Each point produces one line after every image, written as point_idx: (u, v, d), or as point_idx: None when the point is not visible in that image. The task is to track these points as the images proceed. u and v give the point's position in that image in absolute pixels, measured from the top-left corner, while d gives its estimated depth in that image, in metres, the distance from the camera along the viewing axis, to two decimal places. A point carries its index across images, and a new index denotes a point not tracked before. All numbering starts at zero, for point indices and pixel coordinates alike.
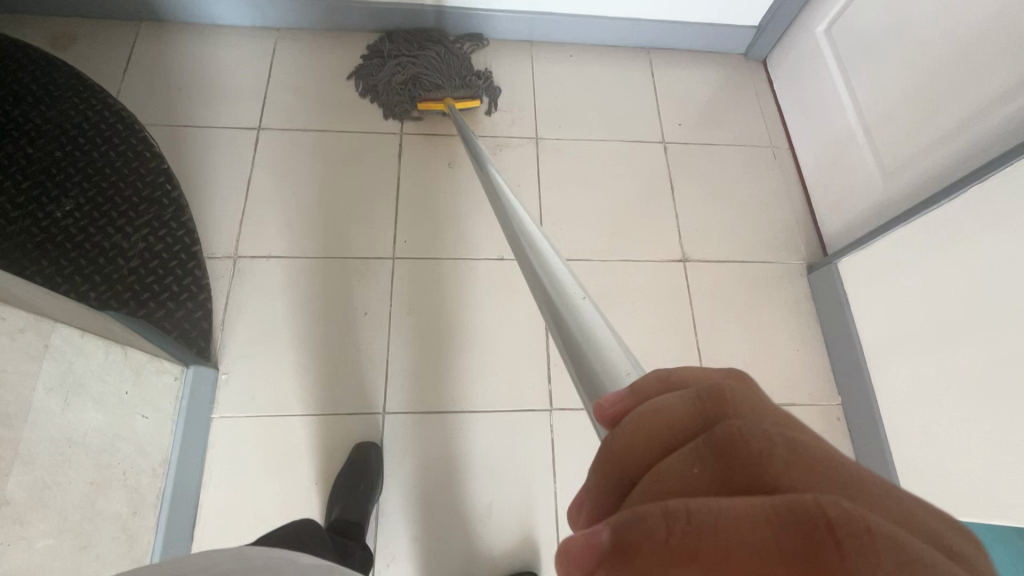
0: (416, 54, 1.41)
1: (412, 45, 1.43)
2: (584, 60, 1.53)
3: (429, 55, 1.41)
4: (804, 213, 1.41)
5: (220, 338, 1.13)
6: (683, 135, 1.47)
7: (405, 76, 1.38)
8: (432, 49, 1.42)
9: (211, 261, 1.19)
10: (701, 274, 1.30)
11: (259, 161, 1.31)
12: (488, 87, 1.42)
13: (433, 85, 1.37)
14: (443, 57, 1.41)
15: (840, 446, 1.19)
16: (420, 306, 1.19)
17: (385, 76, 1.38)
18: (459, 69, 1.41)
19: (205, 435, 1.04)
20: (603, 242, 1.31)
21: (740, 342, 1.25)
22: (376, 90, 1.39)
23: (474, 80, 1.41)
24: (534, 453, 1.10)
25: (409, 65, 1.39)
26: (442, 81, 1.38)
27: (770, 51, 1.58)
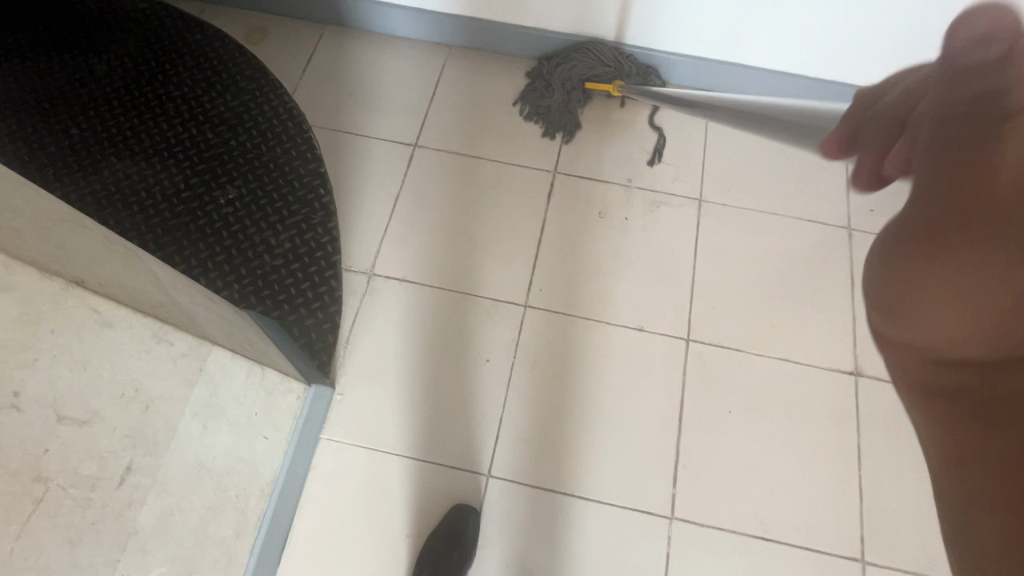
0: (580, 56, 1.32)
1: (576, 53, 1.33)
2: (767, 121, 1.37)
3: (595, 57, 1.31)
4: None
5: (342, 355, 1.12)
6: (874, 223, 1.26)
7: (572, 88, 1.33)
8: (579, 50, 1.32)
9: (348, 274, 1.20)
10: (875, 396, 1.09)
11: (410, 180, 1.29)
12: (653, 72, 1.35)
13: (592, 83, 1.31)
14: (592, 53, 1.32)
15: None
16: (544, 364, 1.10)
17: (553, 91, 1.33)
18: (625, 63, 1.32)
19: (310, 456, 1.02)
20: (760, 333, 1.14)
21: (917, 490, 1.02)
22: (543, 108, 1.34)
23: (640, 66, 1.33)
24: (643, 563, 0.97)
25: (575, 72, 1.32)
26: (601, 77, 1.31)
27: None
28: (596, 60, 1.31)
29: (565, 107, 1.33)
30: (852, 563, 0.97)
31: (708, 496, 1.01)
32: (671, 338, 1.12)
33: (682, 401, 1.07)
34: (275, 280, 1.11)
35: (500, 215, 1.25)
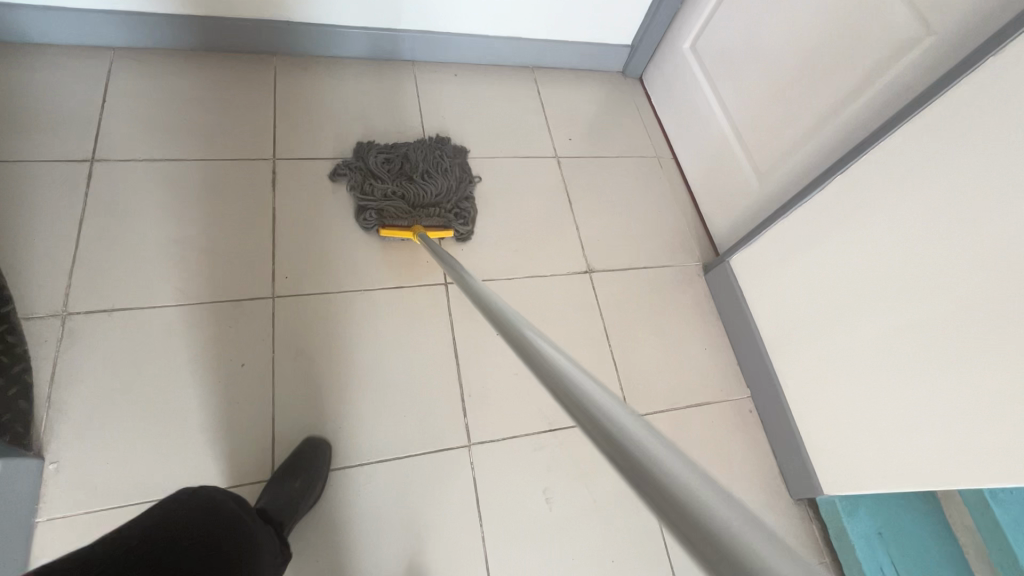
0: (415, 170, 1.23)
1: (410, 158, 1.24)
2: (470, 79, 1.50)
3: (433, 147, 1.27)
4: (694, 217, 1.46)
5: (46, 419, 0.90)
6: (574, 149, 1.48)
7: (385, 194, 1.18)
8: (423, 159, 1.25)
9: (30, 323, 0.96)
10: (607, 284, 1.29)
11: (95, 199, 1.09)
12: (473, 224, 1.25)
13: (401, 209, 1.18)
14: (434, 161, 1.25)
15: (754, 435, 1.21)
16: (311, 348, 1.05)
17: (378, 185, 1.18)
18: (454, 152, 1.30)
19: (26, 547, 0.81)
20: (507, 261, 1.25)
21: (653, 346, 1.24)
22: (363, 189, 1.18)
23: (465, 206, 1.23)
24: (456, 494, 1.00)
25: (401, 185, 1.20)
26: (411, 206, 1.18)
27: (644, 69, 1.66)
28: (423, 180, 1.21)
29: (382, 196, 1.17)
30: None
31: (498, 413, 1.08)
32: (432, 289, 1.17)
33: (455, 339, 1.13)
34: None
35: (223, 214, 1.14)
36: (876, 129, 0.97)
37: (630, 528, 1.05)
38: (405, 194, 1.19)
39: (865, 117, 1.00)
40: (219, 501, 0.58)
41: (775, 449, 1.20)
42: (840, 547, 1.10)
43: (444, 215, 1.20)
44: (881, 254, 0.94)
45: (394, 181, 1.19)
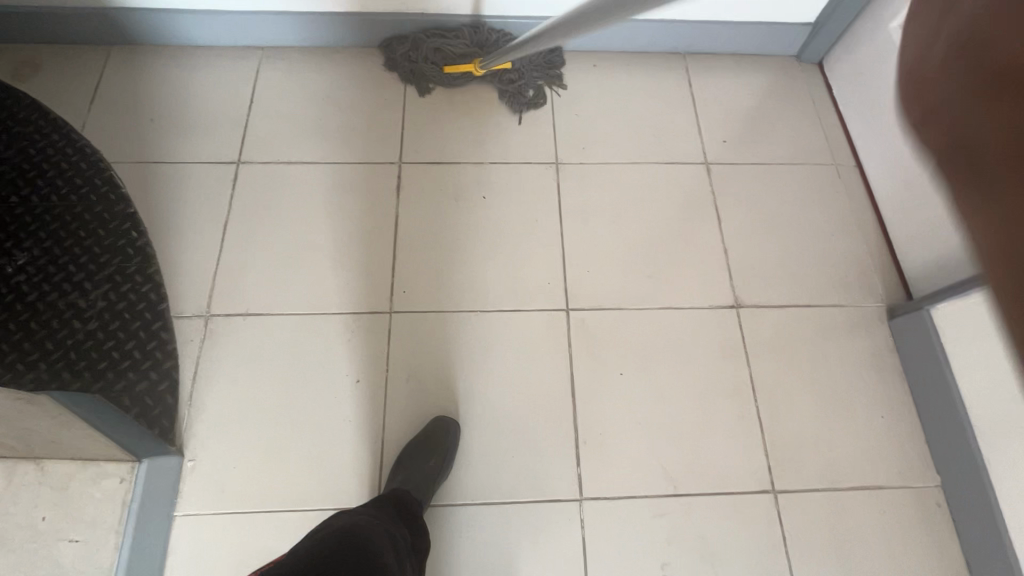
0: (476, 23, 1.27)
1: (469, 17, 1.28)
2: (609, 70, 1.33)
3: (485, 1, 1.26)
4: (880, 243, 1.17)
5: (187, 416, 0.96)
6: (728, 154, 1.25)
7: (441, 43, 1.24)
8: (476, 15, 1.26)
9: (179, 321, 1.02)
10: (757, 323, 1.08)
11: (238, 201, 1.14)
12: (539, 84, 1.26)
13: (455, 51, 1.24)
14: (496, 45, 1.26)
15: (943, 538, 0.95)
16: (423, 370, 1.01)
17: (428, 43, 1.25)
18: (555, 56, 1.29)
19: (165, 539, 0.88)
20: (637, 288, 1.10)
21: (810, 407, 1.02)
22: (415, 47, 1.25)
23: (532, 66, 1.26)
24: (562, 552, 0.91)
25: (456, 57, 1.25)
26: (465, 44, 1.24)
27: (826, 53, 1.35)
28: (479, 38, 1.25)
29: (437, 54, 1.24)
30: (763, 496, 0.95)
31: (614, 466, 0.96)
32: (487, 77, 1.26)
33: (571, 374, 1.02)
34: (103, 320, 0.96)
35: (348, 220, 1.13)
36: None
37: None
38: (463, 43, 1.24)
39: None
40: (377, 548, 0.69)
41: (974, 562, 0.93)
42: None
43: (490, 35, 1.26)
44: None
45: (443, 37, 1.25)
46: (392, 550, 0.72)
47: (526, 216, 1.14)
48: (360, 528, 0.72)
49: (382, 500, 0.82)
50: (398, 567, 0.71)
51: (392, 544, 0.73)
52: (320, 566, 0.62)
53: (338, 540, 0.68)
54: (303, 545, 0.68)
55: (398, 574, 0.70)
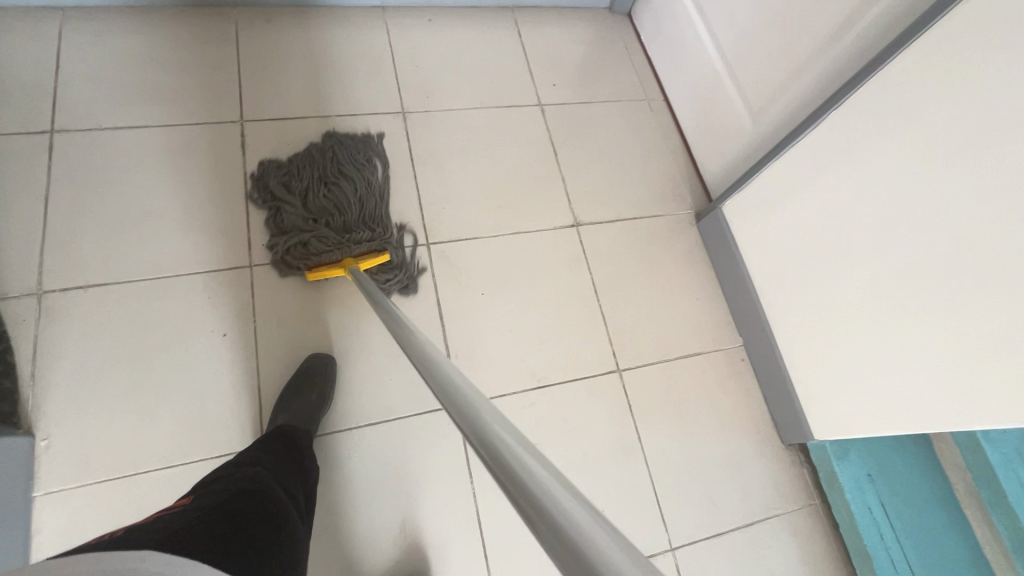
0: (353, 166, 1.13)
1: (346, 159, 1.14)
2: (445, 24, 1.41)
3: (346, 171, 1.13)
4: (686, 162, 1.40)
5: (32, 397, 0.90)
6: (559, 95, 1.40)
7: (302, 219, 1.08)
8: (338, 184, 1.12)
9: (5, 303, 0.95)
10: (595, 237, 1.25)
11: (58, 172, 1.06)
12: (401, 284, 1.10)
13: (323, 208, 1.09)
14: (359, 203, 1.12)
15: (746, 384, 1.21)
16: (292, 317, 1.04)
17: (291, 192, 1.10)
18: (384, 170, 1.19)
19: (27, 520, 0.84)
20: (489, 219, 1.21)
21: (642, 300, 1.22)
22: (277, 196, 1.10)
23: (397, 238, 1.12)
24: (446, 454, 1.01)
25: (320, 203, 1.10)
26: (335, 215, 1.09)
27: (632, 4, 1.55)
28: (349, 200, 1.11)
29: (298, 201, 1.09)
30: (611, 376, 1.13)
31: (485, 373, 1.08)
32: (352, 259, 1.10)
33: (438, 301, 1.11)
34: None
35: (192, 182, 1.10)
36: (874, 58, 0.89)
37: (620, 480, 1.07)
38: (327, 207, 1.09)
39: (861, 47, 0.93)
40: (273, 491, 0.71)
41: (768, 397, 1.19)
42: (831, 490, 1.12)
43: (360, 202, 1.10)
44: (870, 203, 0.91)
45: (309, 176, 1.11)
46: (281, 488, 0.75)
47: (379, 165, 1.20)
48: (248, 471, 0.72)
49: (269, 443, 0.83)
50: (293, 506, 0.74)
51: (281, 482, 0.76)
52: (215, 503, 0.63)
53: (234, 487, 0.67)
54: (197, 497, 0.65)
55: (294, 511, 0.73)
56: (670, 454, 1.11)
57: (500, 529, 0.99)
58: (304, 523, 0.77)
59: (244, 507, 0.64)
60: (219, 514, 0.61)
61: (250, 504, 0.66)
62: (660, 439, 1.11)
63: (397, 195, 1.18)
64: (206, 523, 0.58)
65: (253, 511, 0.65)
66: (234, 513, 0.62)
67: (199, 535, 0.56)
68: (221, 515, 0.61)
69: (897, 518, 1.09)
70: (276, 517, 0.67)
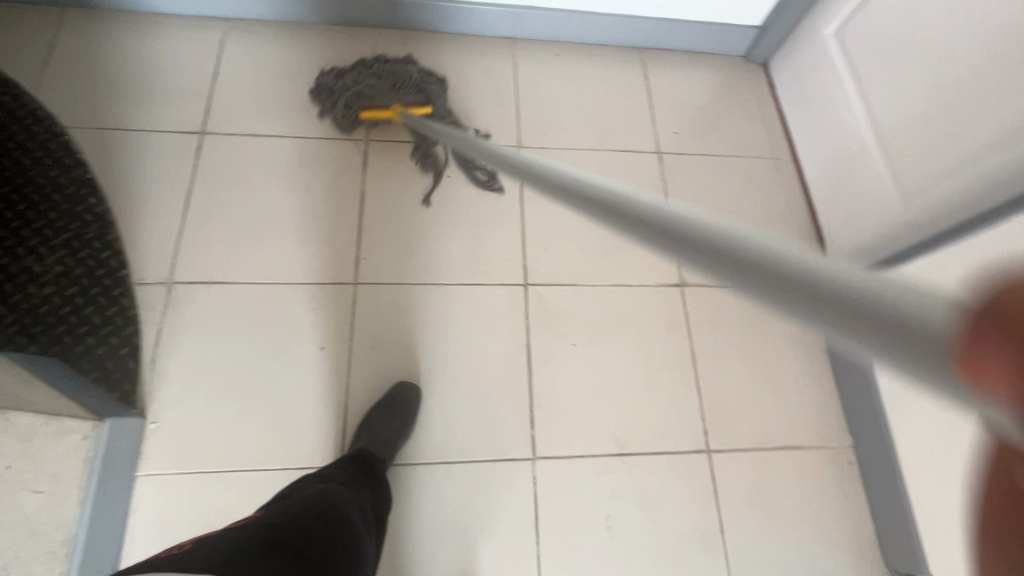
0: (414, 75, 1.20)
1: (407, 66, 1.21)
2: (571, 61, 1.39)
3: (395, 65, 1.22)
4: (811, 231, 1.28)
5: (149, 379, 0.97)
6: (679, 144, 1.34)
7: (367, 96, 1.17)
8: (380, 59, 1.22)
9: (140, 287, 1.03)
10: (699, 300, 1.17)
11: (202, 170, 1.14)
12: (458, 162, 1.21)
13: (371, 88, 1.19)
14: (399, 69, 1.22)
15: (851, 491, 1.08)
16: (385, 338, 1.05)
17: (355, 77, 1.20)
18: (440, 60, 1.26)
19: (127, 497, 0.90)
20: (591, 265, 1.17)
21: (742, 376, 1.12)
22: (344, 81, 1.21)
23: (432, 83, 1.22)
24: (514, 507, 0.98)
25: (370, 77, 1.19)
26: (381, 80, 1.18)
27: (771, 55, 1.45)
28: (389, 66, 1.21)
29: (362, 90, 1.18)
30: (698, 455, 1.05)
31: (565, 428, 1.03)
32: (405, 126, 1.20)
33: (528, 345, 1.08)
34: (14, 228, 0.83)
35: (314, 193, 1.15)
36: None
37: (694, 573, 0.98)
38: (391, 99, 1.18)
39: None
40: (345, 510, 0.72)
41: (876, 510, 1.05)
42: None
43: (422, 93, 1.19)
44: None
45: (375, 69, 1.20)
46: (356, 509, 0.75)
47: (488, 197, 1.20)
48: (321, 487, 0.74)
49: (348, 462, 0.85)
50: (365, 527, 0.74)
51: (357, 503, 0.76)
52: (284, 518, 0.64)
53: (305, 502, 0.69)
54: (272, 509, 0.68)
55: (366, 532, 0.73)
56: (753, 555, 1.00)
57: None
58: (376, 545, 0.77)
59: (313, 525, 0.65)
60: (286, 529, 0.63)
61: (320, 521, 0.66)
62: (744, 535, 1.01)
63: (502, 229, 1.17)
64: (273, 540, 0.60)
65: (322, 530, 0.65)
66: (302, 530, 0.64)
67: (266, 555, 0.57)
68: (287, 533, 0.62)
69: None
70: (345, 536, 0.67)
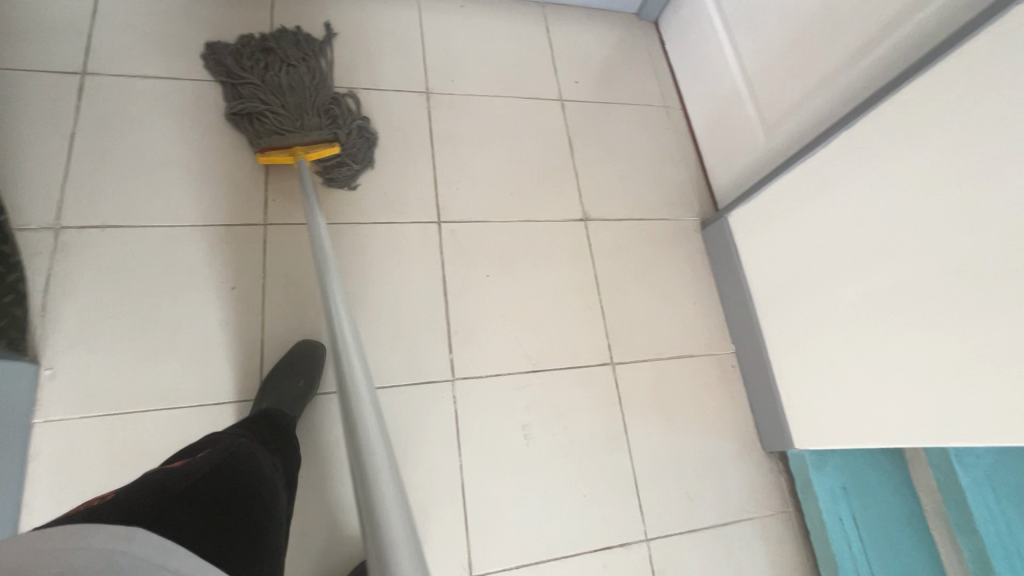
0: (305, 60, 1.16)
1: (299, 45, 1.17)
2: (475, 12, 1.43)
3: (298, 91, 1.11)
4: (697, 170, 1.43)
5: (41, 327, 0.93)
6: (580, 92, 1.43)
7: (267, 102, 1.08)
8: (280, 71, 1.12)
9: (24, 234, 0.97)
10: (601, 233, 1.28)
11: (86, 115, 1.08)
12: (360, 169, 1.16)
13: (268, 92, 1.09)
14: (300, 83, 1.11)
15: (733, 389, 1.24)
16: (300, 277, 1.06)
17: (253, 89, 1.10)
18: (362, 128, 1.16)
19: (26, 444, 0.86)
20: (501, 203, 1.24)
21: (641, 298, 1.24)
22: (237, 90, 1.12)
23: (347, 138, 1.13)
24: (437, 424, 1.03)
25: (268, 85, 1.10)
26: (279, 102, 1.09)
27: (660, 12, 1.58)
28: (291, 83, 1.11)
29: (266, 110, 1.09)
30: (604, 367, 1.16)
31: (482, 351, 1.10)
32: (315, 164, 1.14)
33: (443, 278, 1.14)
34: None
35: (215, 137, 1.12)
36: (885, 85, 0.92)
37: (604, 468, 1.09)
38: (294, 101, 1.09)
39: (875, 71, 0.95)
40: (262, 468, 0.66)
41: (754, 405, 1.22)
42: (806, 498, 1.15)
43: (318, 87, 1.13)
44: (867, 225, 0.93)
45: (264, 64, 1.13)
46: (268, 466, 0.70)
47: (399, 141, 1.23)
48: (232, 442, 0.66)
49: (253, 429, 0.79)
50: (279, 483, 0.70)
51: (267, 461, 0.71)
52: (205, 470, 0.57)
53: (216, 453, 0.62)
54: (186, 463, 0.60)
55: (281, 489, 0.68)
56: (654, 449, 1.13)
57: (483, 503, 1.02)
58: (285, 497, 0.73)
59: (222, 477, 0.57)
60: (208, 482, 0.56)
61: (230, 472, 0.59)
62: (646, 433, 1.14)
63: (414, 171, 1.21)
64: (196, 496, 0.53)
65: (233, 482, 0.58)
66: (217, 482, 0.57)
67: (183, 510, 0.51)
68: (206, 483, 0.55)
69: (867, 533, 1.12)
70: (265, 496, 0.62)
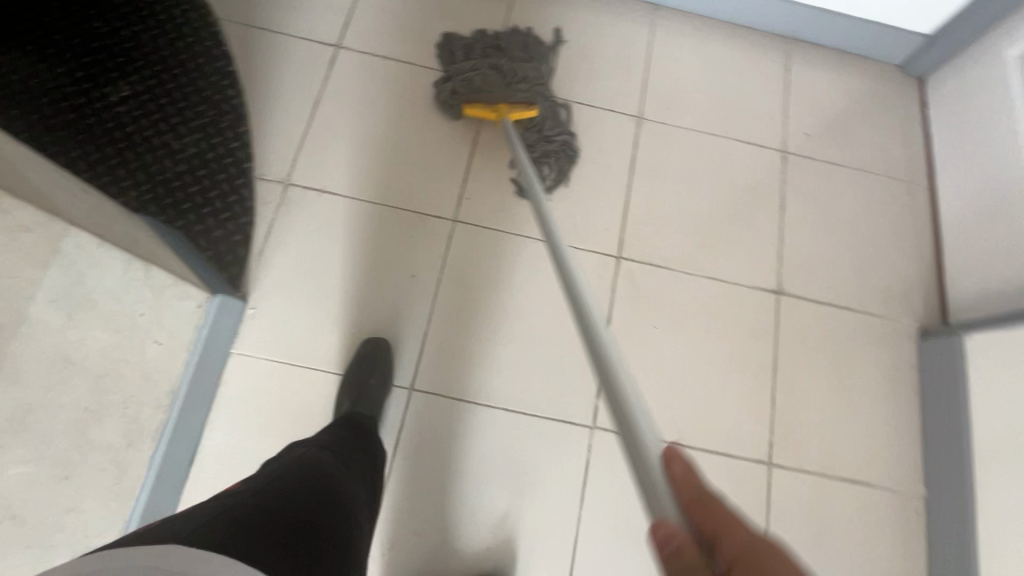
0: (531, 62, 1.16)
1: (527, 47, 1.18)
2: (710, 40, 1.32)
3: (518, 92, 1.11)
4: (931, 267, 1.19)
5: (255, 269, 1.03)
6: (807, 147, 1.26)
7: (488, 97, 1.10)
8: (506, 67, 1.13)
9: (261, 183, 1.09)
10: (793, 313, 1.12)
11: (331, 85, 1.18)
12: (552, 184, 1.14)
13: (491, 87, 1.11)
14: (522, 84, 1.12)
15: (910, 540, 1.02)
16: (472, 280, 1.07)
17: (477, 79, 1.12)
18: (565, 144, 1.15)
19: (220, 369, 0.95)
20: (688, 252, 1.13)
21: (821, 399, 1.07)
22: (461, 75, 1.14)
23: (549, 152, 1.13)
24: (565, 468, 0.98)
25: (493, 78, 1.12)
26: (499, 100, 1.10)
27: (931, 70, 1.32)
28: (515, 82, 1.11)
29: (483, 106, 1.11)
30: (759, 465, 1.02)
31: None
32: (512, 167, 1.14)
33: (608, 317, 1.07)
34: (163, 111, 0.99)
35: (430, 127, 1.17)
36: None
37: None
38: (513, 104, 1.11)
39: None
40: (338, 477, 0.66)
41: (936, 571, 0.99)
42: None
43: (534, 94, 1.11)
44: None
45: (490, 59, 1.13)
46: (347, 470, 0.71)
47: (598, 164, 1.18)
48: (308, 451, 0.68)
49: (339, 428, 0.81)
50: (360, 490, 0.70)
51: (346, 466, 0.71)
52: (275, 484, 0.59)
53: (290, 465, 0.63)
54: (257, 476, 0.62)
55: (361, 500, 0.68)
56: None
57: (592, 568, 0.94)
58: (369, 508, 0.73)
59: (299, 490, 0.59)
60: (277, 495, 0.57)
61: (302, 488, 0.60)
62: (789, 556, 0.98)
63: (606, 199, 1.16)
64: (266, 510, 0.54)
65: (305, 496, 0.58)
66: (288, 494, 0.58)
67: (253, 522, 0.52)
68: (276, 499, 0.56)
69: None
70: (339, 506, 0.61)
